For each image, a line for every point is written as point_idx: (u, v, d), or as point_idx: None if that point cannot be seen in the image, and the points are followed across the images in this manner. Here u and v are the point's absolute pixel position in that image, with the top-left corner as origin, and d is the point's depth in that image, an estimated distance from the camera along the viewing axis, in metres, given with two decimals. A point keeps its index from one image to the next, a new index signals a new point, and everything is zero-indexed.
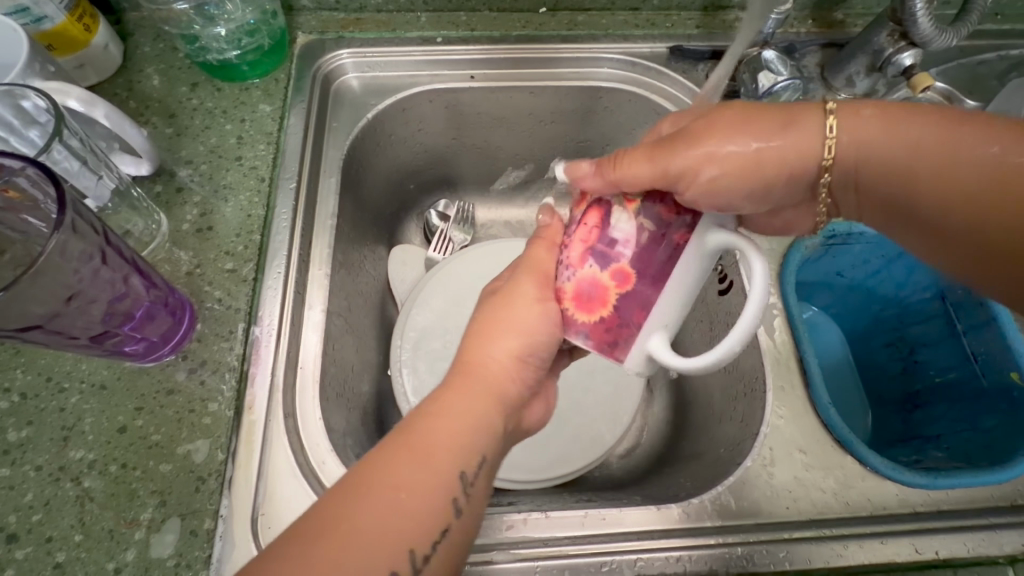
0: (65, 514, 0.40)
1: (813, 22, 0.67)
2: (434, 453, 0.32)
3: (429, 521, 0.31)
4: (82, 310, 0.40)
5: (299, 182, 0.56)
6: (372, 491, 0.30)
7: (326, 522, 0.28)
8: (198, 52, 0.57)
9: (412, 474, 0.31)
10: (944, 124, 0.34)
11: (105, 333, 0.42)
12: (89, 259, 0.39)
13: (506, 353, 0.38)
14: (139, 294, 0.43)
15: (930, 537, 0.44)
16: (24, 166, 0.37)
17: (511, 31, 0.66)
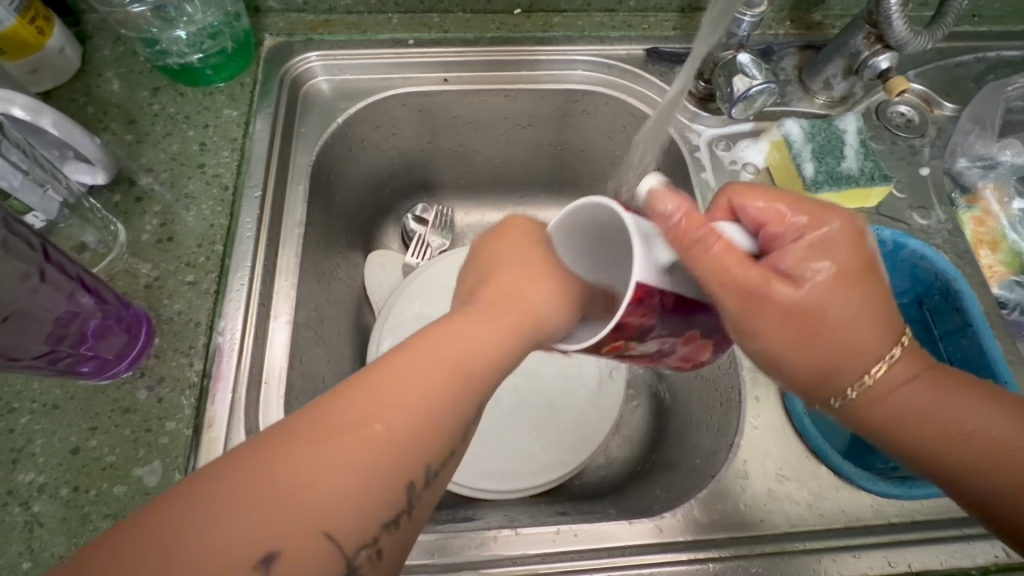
0: (12, 540, 0.39)
1: (792, 23, 0.66)
2: (415, 376, 0.31)
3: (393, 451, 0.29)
4: (23, 328, 0.38)
5: (265, 189, 0.54)
6: (379, 398, 0.30)
7: (331, 427, 0.28)
8: (158, 55, 0.56)
9: (419, 390, 0.31)
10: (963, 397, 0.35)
11: (58, 353, 0.41)
12: (25, 276, 0.38)
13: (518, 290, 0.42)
14: (89, 312, 0.41)
15: (903, 549, 0.43)
16: None
17: (484, 33, 0.64)
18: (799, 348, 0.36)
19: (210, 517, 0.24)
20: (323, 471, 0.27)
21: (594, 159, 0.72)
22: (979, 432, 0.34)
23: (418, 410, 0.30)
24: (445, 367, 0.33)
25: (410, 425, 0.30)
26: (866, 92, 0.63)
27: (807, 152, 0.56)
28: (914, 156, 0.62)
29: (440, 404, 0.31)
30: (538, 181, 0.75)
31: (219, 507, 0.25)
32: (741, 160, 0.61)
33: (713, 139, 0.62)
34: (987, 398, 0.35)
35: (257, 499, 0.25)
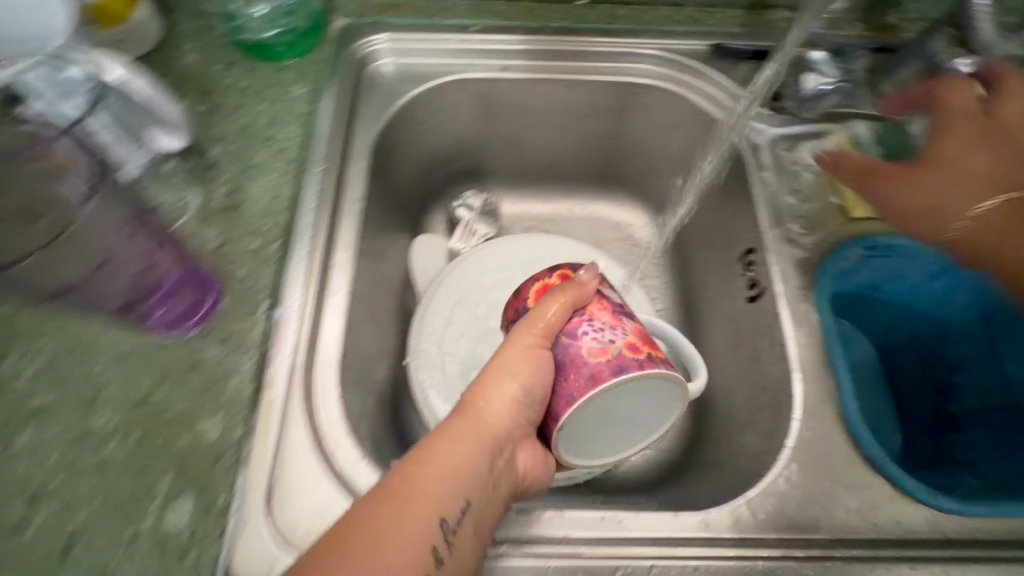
0: (85, 479, 0.41)
1: (863, 25, 0.64)
2: (406, 496, 0.35)
3: (397, 509, 0.35)
4: (111, 277, 0.43)
5: (329, 163, 0.55)
6: (367, 521, 0.34)
7: (327, 547, 0.33)
8: (236, 30, 0.59)
9: (398, 514, 0.35)
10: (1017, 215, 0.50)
11: (138, 300, 0.45)
12: (125, 225, 0.43)
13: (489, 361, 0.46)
14: (167, 268, 0.45)
15: (961, 564, 0.42)
16: None
17: (549, 23, 0.65)
18: None
19: None
20: None
21: (644, 156, 0.72)
22: None
23: (402, 531, 0.34)
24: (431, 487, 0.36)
25: (394, 547, 0.33)
26: None
27: (878, 156, 0.59)
28: None
29: (424, 523, 0.35)
30: (587, 175, 0.76)
31: None
32: (805, 159, 0.60)
33: (776, 139, 0.61)
34: None
35: None
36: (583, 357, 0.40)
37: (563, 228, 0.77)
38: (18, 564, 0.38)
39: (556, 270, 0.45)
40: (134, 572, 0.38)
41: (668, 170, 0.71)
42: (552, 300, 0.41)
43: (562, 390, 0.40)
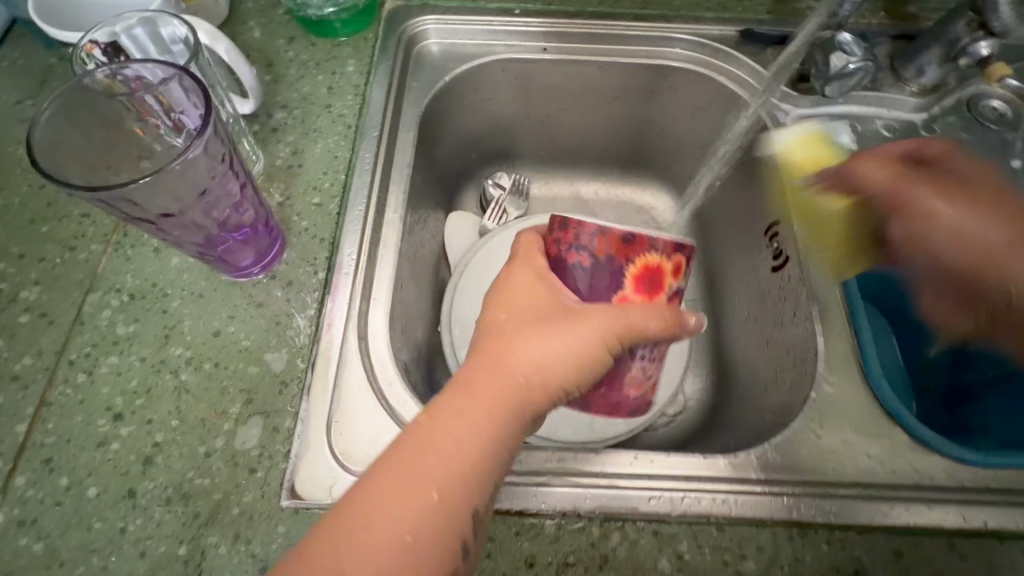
0: (164, 401, 0.44)
1: (886, 14, 0.67)
2: (431, 459, 0.33)
3: (415, 481, 0.32)
4: (207, 210, 0.43)
5: (381, 131, 0.59)
6: (387, 492, 0.32)
7: (349, 522, 0.31)
8: (300, 7, 0.62)
9: (419, 478, 0.32)
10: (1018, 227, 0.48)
11: (215, 236, 0.45)
12: (218, 161, 0.41)
13: (515, 303, 0.39)
14: (252, 210, 0.46)
15: (979, 507, 0.44)
16: (176, 75, 0.40)
17: (586, 8, 0.69)
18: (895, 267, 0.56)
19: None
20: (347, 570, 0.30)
21: (671, 139, 0.75)
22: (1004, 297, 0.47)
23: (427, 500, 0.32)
24: (456, 445, 0.33)
25: (417, 520, 0.31)
26: (960, 82, 0.64)
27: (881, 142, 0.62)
28: (1005, 148, 0.62)
29: (453, 491, 0.32)
30: (614, 158, 0.80)
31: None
32: (827, 140, 0.63)
33: (800, 119, 0.64)
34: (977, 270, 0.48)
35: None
36: (626, 382, 0.42)
37: (590, 209, 0.81)
38: (104, 472, 0.42)
39: (676, 256, 0.39)
40: (208, 483, 0.42)
41: (694, 152, 0.74)
42: (652, 321, 0.38)
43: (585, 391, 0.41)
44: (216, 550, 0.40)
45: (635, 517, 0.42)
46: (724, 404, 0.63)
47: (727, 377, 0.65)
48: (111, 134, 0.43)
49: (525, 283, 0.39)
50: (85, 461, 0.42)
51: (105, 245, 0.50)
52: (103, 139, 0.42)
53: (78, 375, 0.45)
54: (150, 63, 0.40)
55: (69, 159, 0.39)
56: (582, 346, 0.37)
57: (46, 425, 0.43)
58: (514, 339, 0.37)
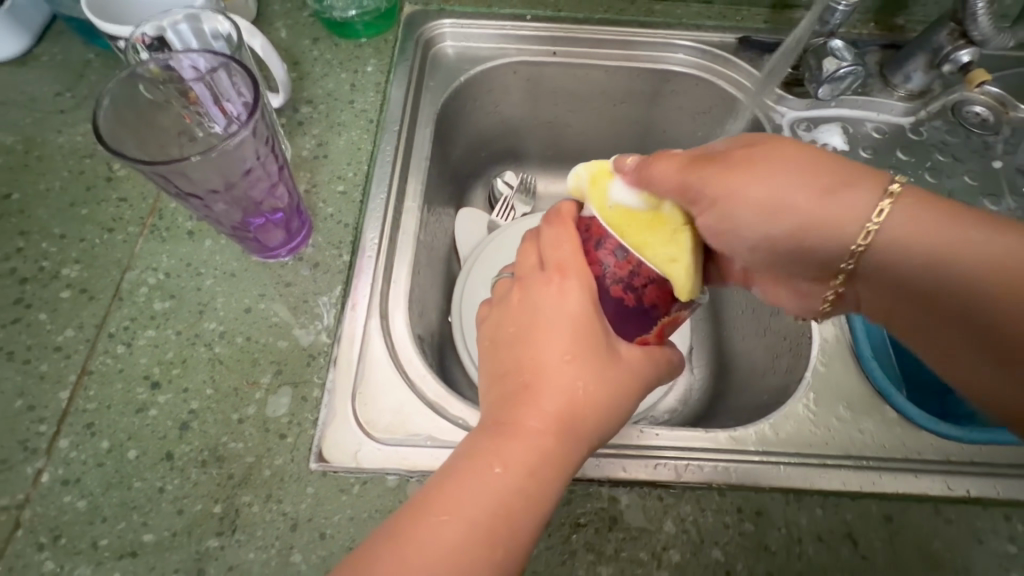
0: (199, 371, 0.47)
1: (875, 25, 0.72)
2: (481, 486, 0.34)
3: (465, 503, 0.33)
4: (250, 187, 0.46)
5: (400, 126, 0.63)
6: (442, 509, 0.33)
7: (401, 537, 0.32)
8: (325, 10, 0.66)
9: (468, 502, 0.33)
10: (954, 232, 0.34)
11: (254, 215, 0.48)
12: (263, 143, 0.44)
13: (559, 343, 0.38)
14: (288, 191, 0.49)
15: (962, 477, 0.47)
16: (224, 62, 0.43)
17: (593, 15, 0.73)
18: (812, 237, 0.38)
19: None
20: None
21: (673, 140, 0.79)
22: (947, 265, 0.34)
23: (474, 523, 0.33)
24: (507, 471, 0.35)
25: (464, 543, 0.32)
26: (944, 89, 0.68)
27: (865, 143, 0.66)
28: (987, 151, 0.66)
29: (500, 516, 0.33)
30: (618, 158, 0.83)
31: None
32: (820, 140, 0.67)
33: (795, 121, 0.68)
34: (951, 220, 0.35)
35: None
36: None
37: None
38: (143, 436, 0.44)
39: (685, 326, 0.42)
40: (241, 447, 0.44)
41: None
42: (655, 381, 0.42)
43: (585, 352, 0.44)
44: (249, 509, 0.42)
45: (643, 483, 0.45)
46: (723, 390, 0.66)
47: (726, 364, 0.68)
48: (156, 118, 0.46)
49: (566, 319, 0.39)
50: (125, 425, 0.45)
51: (141, 228, 0.53)
52: (154, 125, 0.46)
53: (117, 346, 0.48)
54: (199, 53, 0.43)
55: (127, 140, 0.42)
56: (617, 398, 0.39)
57: (87, 391, 0.46)
58: (563, 368, 0.38)
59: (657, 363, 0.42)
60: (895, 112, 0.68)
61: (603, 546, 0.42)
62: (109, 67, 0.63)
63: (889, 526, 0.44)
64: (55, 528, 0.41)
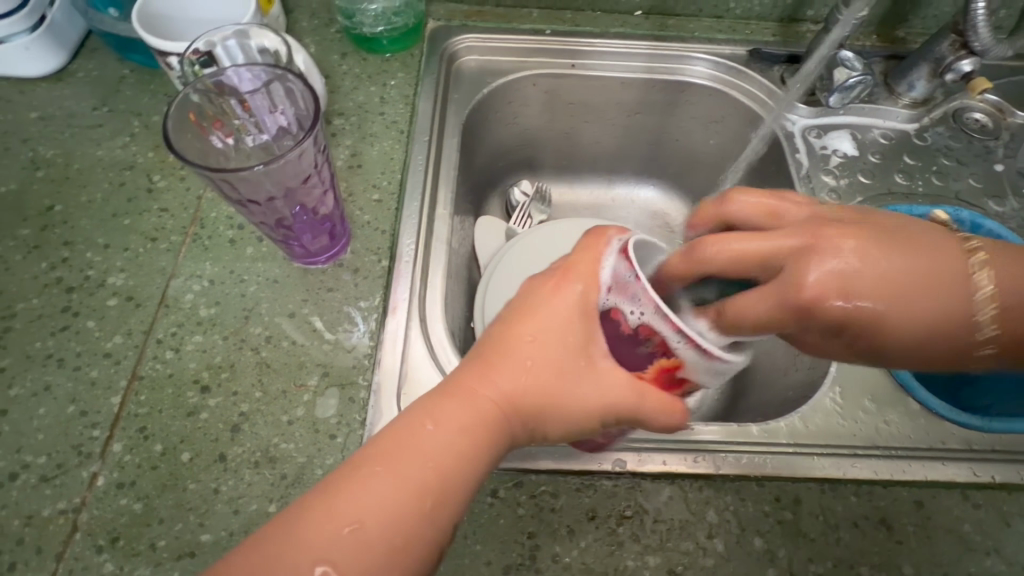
0: (247, 375, 0.48)
1: (877, 37, 0.75)
2: (416, 446, 0.34)
3: (396, 459, 0.34)
4: (307, 194, 0.48)
5: (430, 136, 0.65)
6: (371, 465, 0.34)
7: (332, 486, 0.33)
8: (354, 26, 0.68)
9: (400, 459, 0.34)
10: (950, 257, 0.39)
11: (304, 219, 0.50)
12: (321, 151, 0.46)
13: (529, 323, 0.38)
14: (336, 198, 0.51)
15: (986, 463, 0.49)
16: (287, 75, 0.45)
17: (610, 29, 0.76)
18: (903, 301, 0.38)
19: (270, 535, 0.32)
20: (324, 530, 0.32)
21: (686, 148, 0.82)
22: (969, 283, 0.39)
23: (403, 480, 0.33)
24: (444, 434, 0.35)
25: (388, 498, 0.33)
26: (945, 97, 0.71)
27: (872, 149, 0.69)
28: (988, 155, 0.69)
29: (428, 477, 0.34)
30: (632, 166, 0.86)
31: (270, 537, 0.32)
32: (830, 147, 0.69)
33: (807, 128, 0.70)
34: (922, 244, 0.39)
35: (284, 539, 0.32)
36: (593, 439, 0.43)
37: (611, 214, 0.87)
38: (195, 438, 0.45)
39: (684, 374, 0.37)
40: (292, 447, 0.45)
41: (707, 161, 0.81)
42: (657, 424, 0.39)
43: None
44: None
45: (682, 476, 0.47)
46: (743, 388, 0.67)
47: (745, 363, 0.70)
48: (212, 129, 0.48)
49: (548, 304, 0.38)
50: (177, 428, 0.46)
51: (183, 237, 0.55)
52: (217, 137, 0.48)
53: (166, 352, 0.49)
54: (261, 67, 0.46)
55: (194, 151, 0.45)
56: (577, 401, 0.38)
57: (138, 396, 0.47)
58: (527, 338, 0.38)
59: (643, 396, 0.37)
60: (899, 120, 0.71)
61: (647, 537, 0.44)
62: (144, 82, 0.65)
63: (921, 512, 0.46)
64: (113, 530, 0.42)
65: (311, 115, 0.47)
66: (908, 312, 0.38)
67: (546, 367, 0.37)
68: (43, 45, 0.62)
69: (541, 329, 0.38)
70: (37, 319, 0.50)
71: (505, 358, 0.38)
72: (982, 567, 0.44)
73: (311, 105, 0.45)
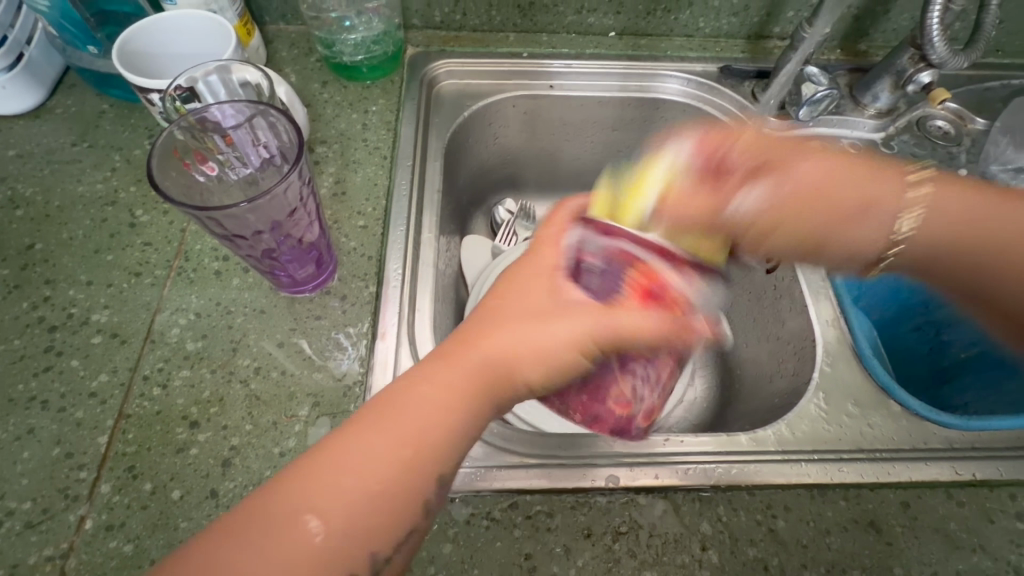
0: (236, 408, 0.48)
1: (841, 51, 0.78)
2: (414, 398, 0.38)
3: (395, 408, 0.38)
4: (292, 228, 0.48)
5: (413, 160, 0.65)
6: (376, 414, 0.38)
7: (340, 433, 0.37)
8: (334, 55, 0.69)
9: (399, 411, 0.38)
10: (973, 202, 0.51)
11: (291, 250, 0.50)
12: (305, 185, 0.47)
13: (540, 299, 0.41)
14: (321, 231, 0.52)
15: (967, 461, 0.50)
16: (271, 112, 0.46)
17: (586, 50, 0.78)
18: (942, 248, 0.51)
19: (290, 475, 0.36)
20: (330, 474, 0.35)
21: None
22: (989, 226, 0.50)
23: (400, 428, 0.37)
24: (434, 386, 0.39)
25: (388, 441, 0.37)
26: (909, 107, 0.74)
27: None
28: (952, 161, 0.72)
29: (423, 425, 0.37)
30: None
31: (289, 477, 0.36)
32: None
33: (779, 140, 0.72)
34: (971, 189, 0.51)
35: (298, 482, 0.35)
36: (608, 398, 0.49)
37: None
38: (185, 476, 0.45)
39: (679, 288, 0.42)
40: None
41: None
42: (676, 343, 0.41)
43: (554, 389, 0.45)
44: None
45: (675, 488, 0.47)
46: (731, 396, 0.68)
47: (732, 371, 0.71)
48: (195, 164, 0.48)
49: (531, 269, 0.42)
50: (167, 466, 0.45)
51: (168, 271, 0.55)
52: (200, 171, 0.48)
53: (153, 388, 0.48)
54: (243, 103, 0.46)
55: (175, 189, 0.44)
56: (556, 350, 0.39)
57: (125, 434, 0.46)
58: (512, 296, 0.41)
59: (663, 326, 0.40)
60: (868, 131, 0.73)
61: (644, 552, 0.44)
62: (124, 117, 0.64)
63: (907, 512, 0.47)
64: None
65: (295, 149, 0.47)
66: (965, 248, 0.51)
67: (529, 321, 0.40)
68: (20, 84, 0.62)
69: (523, 285, 0.42)
70: (18, 360, 0.49)
71: (492, 315, 0.41)
72: (969, 564, 0.45)
73: (296, 141, 0.45)
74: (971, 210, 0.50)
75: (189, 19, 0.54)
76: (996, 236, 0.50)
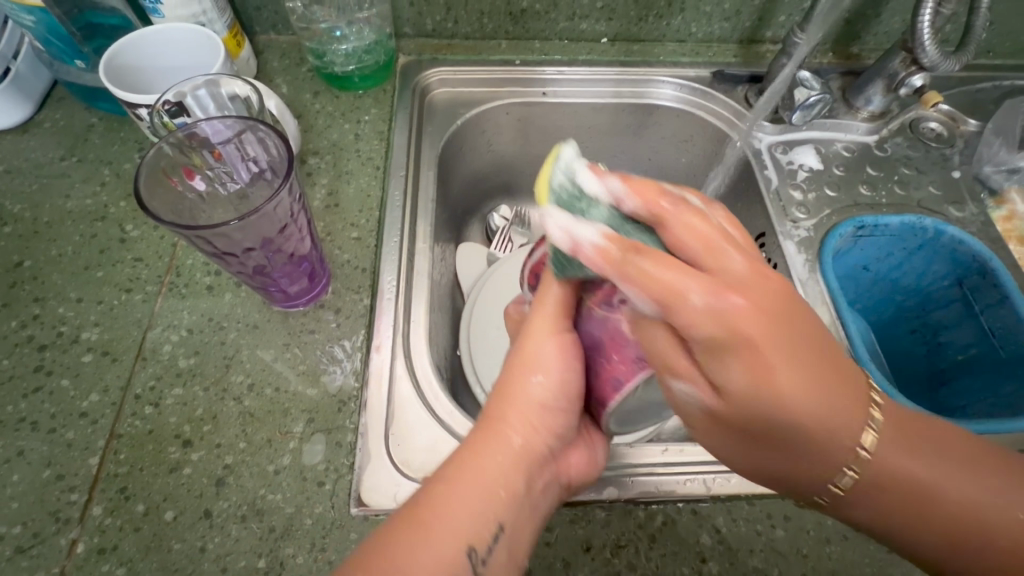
0: (230, 426, 0.47)
1: (833, 55, 0.79)
2: (480, 476, 0.37)
3: (462, 488, 0.36)
4: (283, 244, 0.48)
5: (407, 170, 0.65)
6: (441, 498, 0.36)
7: (409, 525, 0.35)
8: (325, 65, 0.69)
9: (467, 492, 0.36)
10: (948, 463, 0.37)
11: (283, 266, 0.50)
12: (296, 200, 0.47)
13: (535, 394, 0.39)
14: (313, 245, 0.51)
15: None
16: (260, 127, 0.45)
17: (578, 56, 0.78)
18: (901, 478, 0.36)
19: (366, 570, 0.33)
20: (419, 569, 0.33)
21: (659, 168, 0.84)
22: (947, 495, 0.36)
23: (472, 507, 0.36)
24: (495, 461, 0.37)
25: (464, 520, 0.35)
26: (901, 109, 0.74)
27: (836, 162, 0.72)
28: (946, 162, 0.72)
29: (491, 502, 0.36)
30: None
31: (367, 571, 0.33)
32: (797, 161, 0.72)
33: (773, 144, 0.72)
34: (960, 461, 0.37)
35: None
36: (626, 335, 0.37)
37: None
38: (178, 496, 0.44)
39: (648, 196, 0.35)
40: (280, 498, 0.44)
41: (681, 178, 0.83)
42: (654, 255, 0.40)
43: (605, 373, 0.39)
44: (294, 561, 0.42)
45: (675, 499, 0.47)
46: None
47: None
48: (183, 180, 0.47)
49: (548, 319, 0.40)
50: (160, 486, 0.44)
51: (159, 287, 0.54)
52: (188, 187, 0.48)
53: (145, 407, 0.48)
54: (233, 118, 0.46)
55: (163, 207, 0.44)
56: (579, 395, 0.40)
57: (117, 455, 0.46)
58: (537, 353, 0.40)
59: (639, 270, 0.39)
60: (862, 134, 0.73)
61: (645, 565, 0.44)
62: (114, 130, 0.64)
63: None
64: None
65: (285, 164, 0.47)
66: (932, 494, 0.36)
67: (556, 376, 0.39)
68: (7, 98, 0.61)
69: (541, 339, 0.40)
70: (8, 381, 0.48)
71: (522, 376, 0.40)
72: None
73: (285, 156, 0.45)
74: (903, 461, 0.36)
75: (177, 32, 0.54)
76: (917, 488, 0.36)
